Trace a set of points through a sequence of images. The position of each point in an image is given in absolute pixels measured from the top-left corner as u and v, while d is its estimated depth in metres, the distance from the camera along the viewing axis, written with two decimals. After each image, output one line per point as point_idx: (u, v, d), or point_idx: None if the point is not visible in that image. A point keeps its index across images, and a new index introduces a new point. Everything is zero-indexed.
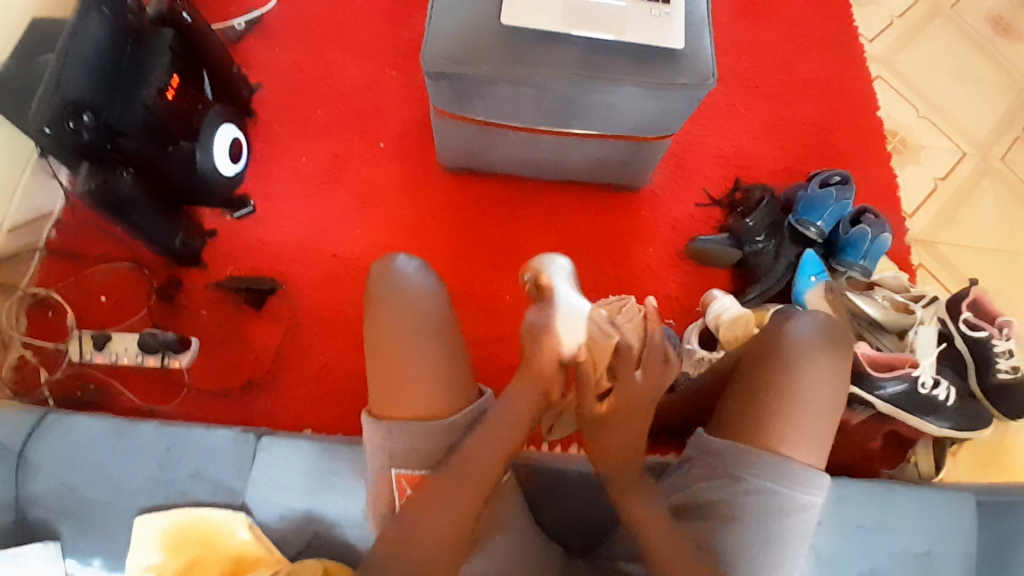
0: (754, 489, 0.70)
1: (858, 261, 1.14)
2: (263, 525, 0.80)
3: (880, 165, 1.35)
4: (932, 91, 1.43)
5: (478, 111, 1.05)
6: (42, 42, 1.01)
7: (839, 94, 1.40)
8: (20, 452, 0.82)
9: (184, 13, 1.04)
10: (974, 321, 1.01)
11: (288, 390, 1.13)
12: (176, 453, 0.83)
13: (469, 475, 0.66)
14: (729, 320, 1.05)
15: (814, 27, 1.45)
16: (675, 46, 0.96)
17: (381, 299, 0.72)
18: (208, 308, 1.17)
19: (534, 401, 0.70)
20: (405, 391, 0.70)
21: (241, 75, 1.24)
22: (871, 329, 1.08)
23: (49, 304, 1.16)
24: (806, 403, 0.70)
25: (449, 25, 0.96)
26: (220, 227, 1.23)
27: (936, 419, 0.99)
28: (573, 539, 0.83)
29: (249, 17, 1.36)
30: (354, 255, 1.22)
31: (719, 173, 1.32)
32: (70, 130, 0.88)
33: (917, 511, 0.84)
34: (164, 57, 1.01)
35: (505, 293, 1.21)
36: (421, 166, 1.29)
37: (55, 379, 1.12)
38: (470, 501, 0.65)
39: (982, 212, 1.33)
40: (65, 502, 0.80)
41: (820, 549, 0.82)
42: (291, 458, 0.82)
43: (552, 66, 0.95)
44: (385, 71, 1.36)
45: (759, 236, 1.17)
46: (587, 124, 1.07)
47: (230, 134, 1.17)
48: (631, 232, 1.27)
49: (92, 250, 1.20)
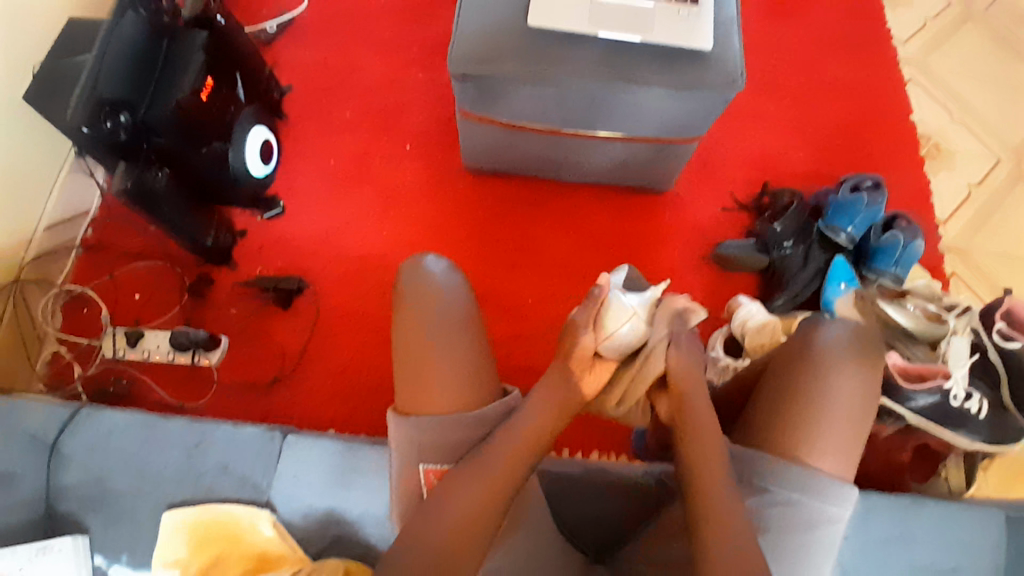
0: (781, 501, 0.68)
1: (890, 268, 1.12)
2: (286, 522, 0.81)
3: (912, 171, 1.32)
4: (967, 96, 1.39)
5: (503, 112, 1.05)
6: (79, 40, 1.04)
7: (871, 98, 1.37)
8: (51, 443, 0.84)
9: (218, 15, 1.07)
10: (1007, 331, 0.98)
11: (310, 387, 1.15)
12: (203, 449, 0.84)
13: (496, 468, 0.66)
14: (745, 324, 1.05)
15: (845, 28, 1.42)
16: (702, 46, 0.95)
17: (410, 298, 0.74)
18: (236, 306, 1.20)
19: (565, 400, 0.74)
20: (432, 387, 0.70)
21: (270, 77, 1.26)
22: (904, 339, 1.04)
23: (83, 300, 1.19)
24: (836, 413, 0.69)
25: (474, 26, 0.96)
26: (248, 226, 1.25)
27: (967, 432, 0.96)
28: (586, 541, 0.81)
29: (279, 20, 1.38)
30: (377, 254, 1.23)
31: (746, 177, 1.31)
32: (107, 129, 0.94)
33: (948, 527, 0.82)
34: (198, 57, 1.02)
35: (527, 294, 1.21)
36: (445, 167, 1.30)
37: (87, 373, 1.15)
38: (499, 494, 0.64)
39: (1019, 219, 1.29)
40: (94, 492, 0.82)
41: (845, 561, 0.81)
42: (313, 456, 0.83)
43: (577, 67, 0.95)
44: (410, 72, 1.37)
45: (786, 242, 1.15)
46: (612, 125, 1.06)
47: (260, 136, 1.16)
48: (657, 236, 1.25)
49: (125, 247, 1.23)
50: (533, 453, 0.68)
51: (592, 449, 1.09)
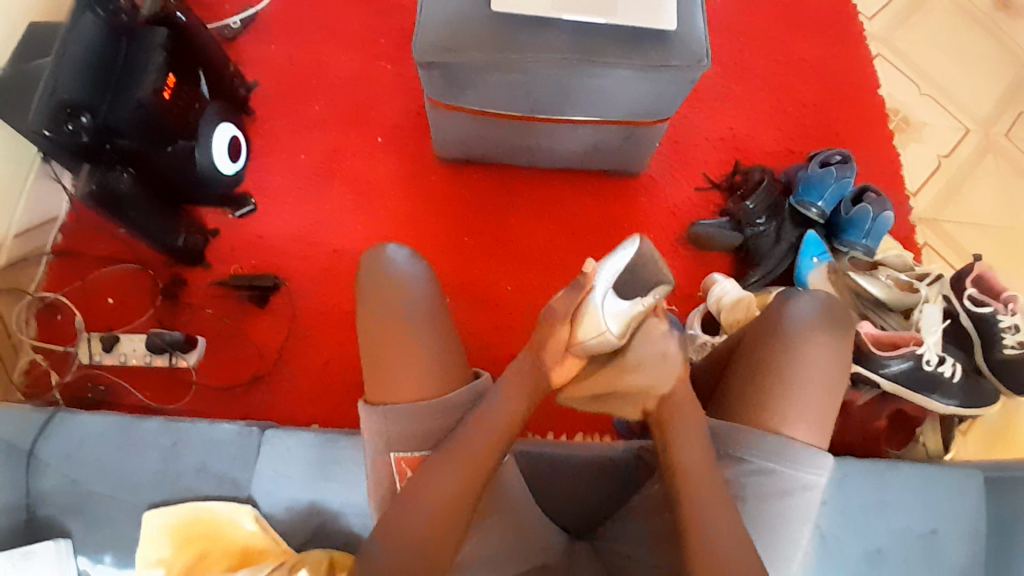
0: (756, 471, 0.69)
1: (860, 241, 1.13)
2: (268, 516, 0.81)
3: (881, 144, 1.34)
4: (933, 69, 1.41)
5: (472, 100, 1.05)
6: (37, 45, 1.01)
7: (839, 74, 1.39)
8: (28, 449, 0.83)
9: (178, 13, 1.05)
10: (978, 297, 0.99)
11: (291, 385, 1.14)
12: (181, 448, 0.84)
13: (468, 454, 0.65)
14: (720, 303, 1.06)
15: (812, 5, 1.43)
16: (666, 26, 0.95)
17: (371, 289, 0.74)
18: (212, 307, 1.19)
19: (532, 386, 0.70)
20: (399, 376, 0.71)
21: (236, 74, 1.25)
22: (877, 309, 1.07)
23: (56, 307, 1.18)
24: (807, 384, 0.70)
25: (439, 14, 0.96)
26: (221, 226, 1.23)
27: (941, 396, 0.98)
28: (570, 521, 0.82)
29: (244, 16, 1.36)
30: (353, 249, 1.23)
31: (718, 156, 1.32)
32: (68, 132, 0.91)
33: (924, 489, 0.84)
34: (157, 55, 1.01)
35: (506, 282, 1.21)
36: (418, 159, 1.29)
37: (64, 381, 1.14)
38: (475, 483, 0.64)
39: (986, 188, 1.32)
40: (74, 497, 0.81)
41: (823, 529, 0.82)
42: (292, 449, 0.83)
43: (543, 52, 0.94)
44: (380, 65, 1.36)
45: (759, 219, 1.17)
46: (583, 109, 1.06)
47: (228, 132, 1.16)
48: (631, 219, 1.26)
49: (97, 252, 1.21)
50: (506, 441, 0.67)
51: (575, 431, 1.11)
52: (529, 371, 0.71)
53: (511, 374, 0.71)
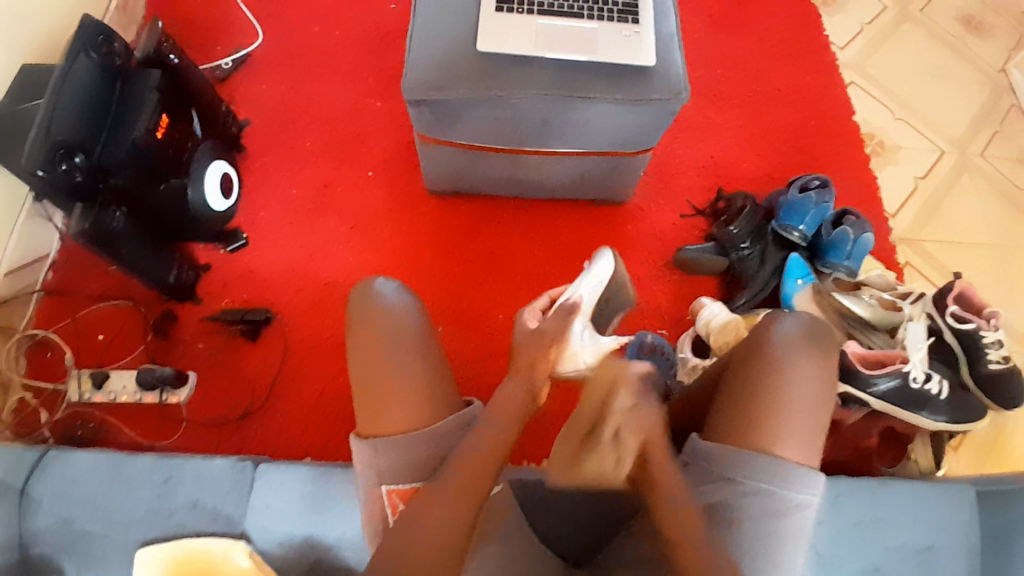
0: (748, 490, 0.70)
1: (842, 263, 1.16)
2: (261, 551, 0.80)
3: (858, 167, 1.38)
4: (905, 95, 1.46)
5: (461, 134, 1.08)
6: (32, 89, 1.03)
7: (816, 101, 1.44)
8: (21, 488, 0.82)
9: (171, 54, 1.09)
10: (960, 313, 1.01)
11: (284, 418, 1.14)
12: (173, 484, 0.83)
13: (466, 481, 0.66)
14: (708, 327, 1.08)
15: (786, 37, 1.49)
16: (647, 62, 0.99)
17: (361, 319, 0.75)
18: (204, 341, 1.19)
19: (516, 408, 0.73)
20: (389, 405, 0.71)
21: (228, 112, 1.27)
22: (863, 328, 1.09)
23: (46, 345, 1.17)
24: (794, 401, 0.71)
25: (427, 53, 0.99)
26: (213, 260, 1.24)
27: (930, 413, 0.99)
28: (568, 548, 0.82)
29: (236, 56, 1.40)
30: (346, 281, 1.24)
31: (701, 183, 1.35)
32: (63, 171, 0.92)
33: (918, 505, 0.84)
34: (152, 97, 1.03)
35: (497, 310, 1.23)
36: (408, 191, 1.31)
37: (55, 419, 1.13)
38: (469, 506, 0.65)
39: (962, 207, 1.36)
40: (65, 537, 0.80)
41: (821, 549, 0.82)
42: (286, 482, 0.83)
43: (528, 88, 0.98)
44: (370, 101, 1.39)
45: (743, 243, 1.18)
46: (568, 142, 1.09)
47: (219, 169, 1.18)
48: (619, 246, 1.29)
49: (88, 289, 1.22)
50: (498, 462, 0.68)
51: None
52: (521, 396, 0.75)
53: (503, 397, 0.75)
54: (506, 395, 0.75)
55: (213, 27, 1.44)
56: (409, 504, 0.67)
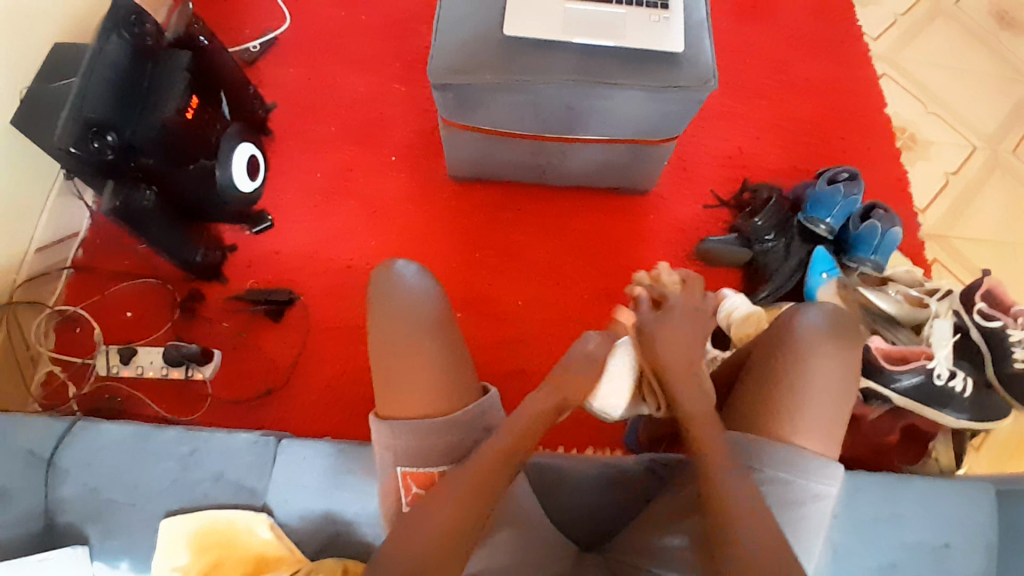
0: (769, 481, 0.69)
1: (869, 256, 1.14)
2: (282, 524, 0.82)
3: (887, 162, 1.35)
4: (938, 88, 1.42)
5: (484, 119, 1.08)
6: (64, 68, 1.05)
7: (844, 93, 1.41)
8: (48, 457, 0.85)
9: (200, 36, 1.10)
10: (988, 310, 0.99)
11: (304, 398, 1.16)
12: (197, 456, 0.85)
13: (481, 475, 0.66)
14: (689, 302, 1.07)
15: (816, 27, 1.46)
16: (674, 49, 0.98)
17: (384, 302, 0.76)
18: (227, 320, 1.21)
19: (538, 415, 0.72)
20: (408, 390, 0.72)
21: (255, 96, 1.29)
22: (889, 325, 1.06)
23: (75, 320, 1.21)
24: (815, 393, 0.71)
25: (452, 37, 0.99)
26: (237, 242, 1.26)
27: (953, 410, 0.98)
28: (580, 533, 0.82)
29: (262, 40, 1.41)
30: (366, 264, 1.25)
31: (725, 175, 1.33)
32: (94, 149, 0.94)
33: (937, 503, 0.83)
34: (180, 78, 1.04)
35: (516, 297, 1.23)
36: (429, 177, 1.32)
37: (82, 393, 1.16)
38: (481, 504, 0.65)
39: (993, 204, 1.32)
40: (92, 505, 0.83)
41: (836, 542, 0.82)
42: (306, 459, 0.84)
43: (553, 74, 0.97)
44: (394, 87, 1.40)
45: (768, 236, 1.18)
46: (592, 129, 1.09)
47: (247, 151, 1.19)
48: (640, 236, 1.28)
49: (116, 267, 1.24)
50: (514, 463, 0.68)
51: (585, 445, 1.11)
52: (552, 401, 0.75)
53: (528, 404, 0.74)
54: (531, 400, 0.74)
55: (240, 11, 1.45)
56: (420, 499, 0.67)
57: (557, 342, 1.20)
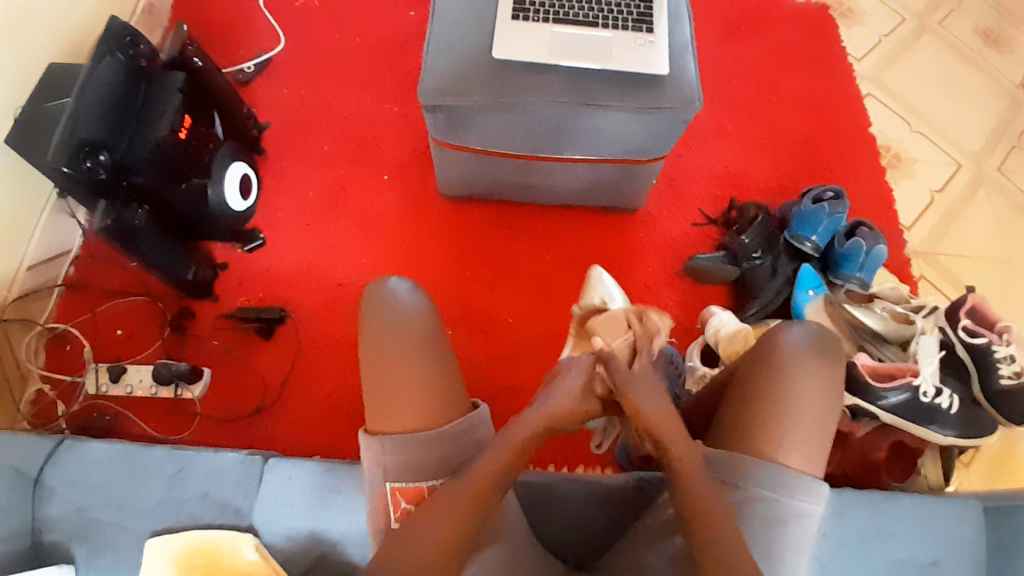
0: (751, 498, 0.69)
1: (855, 273, 1.15)
2: (267, 545, 0.82)
3: (872, 180, 1.37)
4: (922, 107, 1.45)
5: (474, 139, 1.09)
6: (59, 87, 1.06)
7: (830, 112, 1.43)
8: (35, 476, 0.84)
9: (195, 58, 1.11)
10: (972, 327, 1.00)
11: (294, 415, 1.16)
12: (184, 475, 0.85)
13: (478, 489, 0.66)
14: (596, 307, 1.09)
15: (802, 47, 1.49)
16: (659, 71, 1.00)
17: (373, 318, 0.77)
18: (218, 338, 1.21)
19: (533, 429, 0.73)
20: (398, 404, 0.73)
21: (249, 115, 1.30)
22: (875, 341, 1.09)
23: (66, 338, 1.20)
24: (800, 410, 0.71)
25: (443, 59, 1.01)
26: (229, 259, 1.27)
27: (939, 427, 0.98)
28: (570, 549, 0.82)
29: (257, 61, 1.43)
30: (357, 282, 1.26)
31: (713, 193, 1.35)
32: (86, 168, 0.96)
33: (924, 520, 0.83)
34: (173, 97, 1.05)
35: (507, 314, 1.24)
36: (421, 195, 1.33)
37: (71, 411, 1.15)
38: (474, 518, 0.65)
39: (979, 220, 1.34)
40: (78, 523, 0.82)
41: (824, 559, 0.82)
42: (293, 478, 0.84)
43: (543, 96, 0.99)
44: (387, 106, 1.42)
45: (755, 253, 1.19)
46: (580, 149, 1.10)
47: (241, 170, 1.22)
48: (630, 253, 1.29)
49: (107, 285, 1.25)
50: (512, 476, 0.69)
51: (576, 463, 1.11)
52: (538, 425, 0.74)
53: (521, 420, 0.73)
54: (530, 414, 0.74)
55: (236, 31, 1.47)
56: (413, 513, 0.67)
57: (547, 359, 1.21)
